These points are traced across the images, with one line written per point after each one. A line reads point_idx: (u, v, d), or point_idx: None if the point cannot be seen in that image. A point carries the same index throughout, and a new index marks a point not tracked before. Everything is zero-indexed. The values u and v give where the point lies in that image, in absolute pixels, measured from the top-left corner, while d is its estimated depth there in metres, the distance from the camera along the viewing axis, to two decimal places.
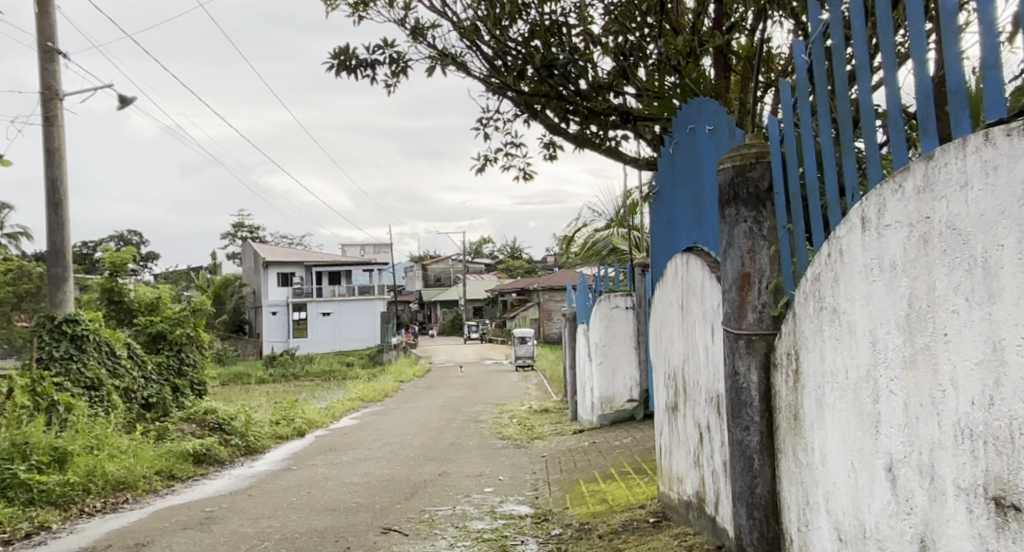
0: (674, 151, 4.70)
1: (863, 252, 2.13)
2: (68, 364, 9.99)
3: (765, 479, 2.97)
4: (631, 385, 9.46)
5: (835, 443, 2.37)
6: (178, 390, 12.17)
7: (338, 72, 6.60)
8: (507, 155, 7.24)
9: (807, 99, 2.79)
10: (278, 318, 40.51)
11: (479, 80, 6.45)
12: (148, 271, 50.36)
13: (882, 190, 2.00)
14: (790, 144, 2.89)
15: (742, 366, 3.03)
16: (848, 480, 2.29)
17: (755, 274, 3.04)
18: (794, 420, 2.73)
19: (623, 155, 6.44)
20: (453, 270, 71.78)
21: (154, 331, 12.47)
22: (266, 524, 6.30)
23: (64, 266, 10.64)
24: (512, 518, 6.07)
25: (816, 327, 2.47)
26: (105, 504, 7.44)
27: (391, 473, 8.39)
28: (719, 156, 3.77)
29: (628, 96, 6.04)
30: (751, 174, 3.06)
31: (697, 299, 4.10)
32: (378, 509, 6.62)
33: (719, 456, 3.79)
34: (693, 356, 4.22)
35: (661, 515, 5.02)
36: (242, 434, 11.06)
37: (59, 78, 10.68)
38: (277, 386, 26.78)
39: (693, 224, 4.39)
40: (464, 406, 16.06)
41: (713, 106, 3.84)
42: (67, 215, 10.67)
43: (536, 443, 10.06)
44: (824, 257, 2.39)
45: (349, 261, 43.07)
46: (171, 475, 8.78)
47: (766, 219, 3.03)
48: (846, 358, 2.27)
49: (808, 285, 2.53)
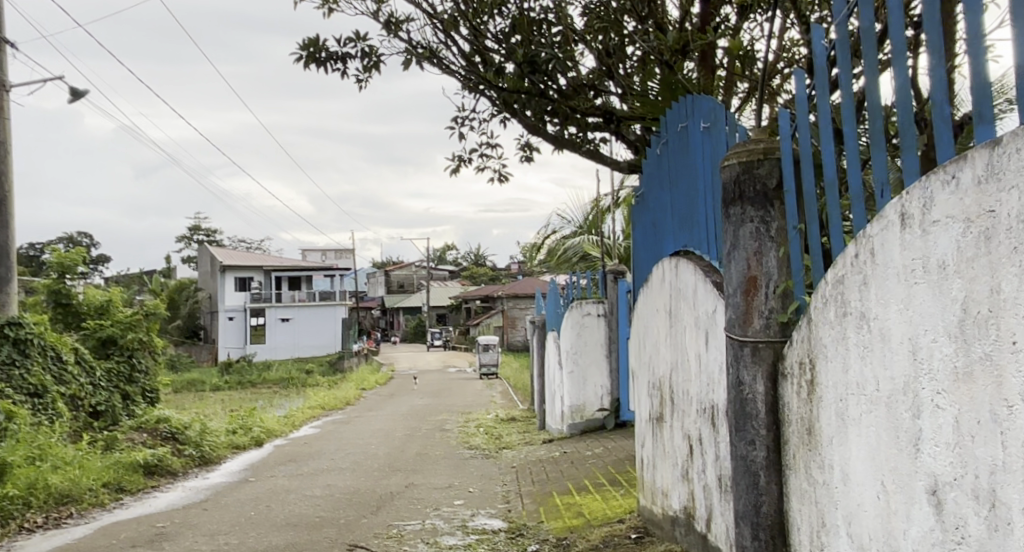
0: (662, 151, 4.52)
1: (902, 252, 1.93)
2: (10, 371, 9.47)
3: (771, 498, 2.77)
4: (602, 394, 9.26)
5: (861, 462, 2.17)
6: (128, 398, 11.65)
7: (307, 64, 6.32)
8: (482, 156, 7.10)
9: (826, 87, 2.58)
10: (235, 324, 39.63)
11: (455, 76, 6.19)
12: (98, 274, 49.08)
13: (930, 182, 1.81)
14: (805, 137, 2.67)
15: (747, 376, 2.83)
16: (877, 503, 2.10)
17: (762, 277, 2.85)
18: (806, 435, 2.53)
19: (604, 158, 6.24)
20: (416, 277, 71.16)
21: (105, 336, 11.93)
22: (222, 541, 5.93)
23: (8, 266, 10.11)
24: (485, 533, 5.79)
25: (838, 335, 2.27)
26: (47, 519, 6.99)
27: (355, 485, 8.07)
28: (716, 154, 3.58)
29: (611, 96, 5.85)
30: (758, 171, 2.87)
31: (688, 304, 3.91)
32: (342, 524, 6.30)
33: (713, 470, 3.59)
34: (683, 364, 4.02)
35: (643, 530, 4.79)
36: (197, 444, 10.61)
37: (6, 70, 10.18)
38: (232, 393, 26.05)
39: (683, 226, 4.21)
40: (429, 415, 15.70)
41: (708, 102, 3.66)
42: (12, 212, 10.14)
43: (505, 453, 9.81)
44: (850, 258, 2.20)
45: (310, 267, 42.37)
46: (120, 488, 8.33)
47: (774, 219, 2.85)
48: (876, 369, 2.07)
49: (828, 289, 2.33)
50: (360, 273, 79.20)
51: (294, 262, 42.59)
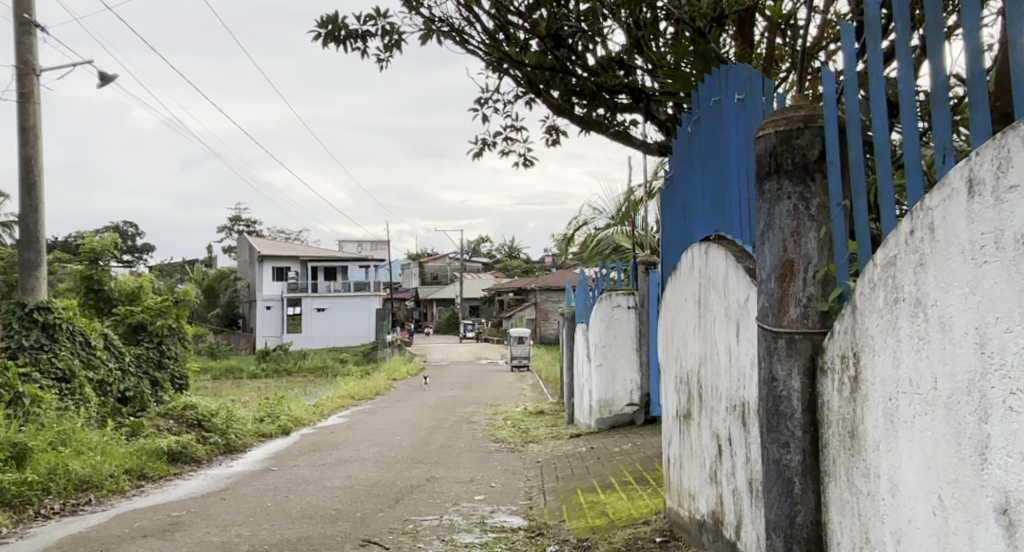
0: (693, 130, 4.22)
1: (969, 226, 1.63)
2: (38, 355, 9.50)
3: (807, 508, 2.48)
4: (631, 389, 8.95)
5: (913, 472, 1.87)
6: (157, 384, 11.63)
7: (326, 42, 6.11)
8: (507, 140, 6.86)
9: (879, 43, 2.23)
10: (272, 313, 40.01)
11: (478, 53, 5.93)
12: (142, 262, 50.18)
13: (1006, 138, 1.51)
14: (852, 104, 2.36)
15: (782, 370, 2.53)
16: (932, 519, 1.80)
17: (800, 260, 2.55)
18: (849, 438, 2.23)
19: (633, 141, 5.93)
20: (450, 268, 71.26)
21: (134, 322, 11.92)
22: (235, 533, 5.77)
23: (38, 250, 10.11)
24: (504, 532, 5.54)
25: (887, 324, 1.97)
26: (65, 505, 6.92)
27: (377, 477, 7.89)
28: (751, 128, 3.26)
29: (641, 73, 5.53)
30: (798, 142, 2.56)
31: (718, 293, 3.62)
32: (358, 518, 6.10)
33: (744, 473, 3.29)
34: (712, 357, 3.72)
35: (669, 534, 4.50)
36: (222, 431, 10.53)
37: (36, 53, 10.20)
38: (267, 381, 26.24)
39: (714, 209, 3.90)
40: (457, 407, 15.51)
41: (745, 71, 3.33)
42: (41, 196, 10.14)
43: (531, 447, 9.54)
44: (904, 235, 1.89)
45: (344, 257, 42.54)
46: (142, 475, 8.27)
47: (815, 195, 2.54)
48: (934, 363, 1.77)
49: (876, 272, 2.03)
50: (395, 264, 79.67)
51: (329, 250, 42.72)
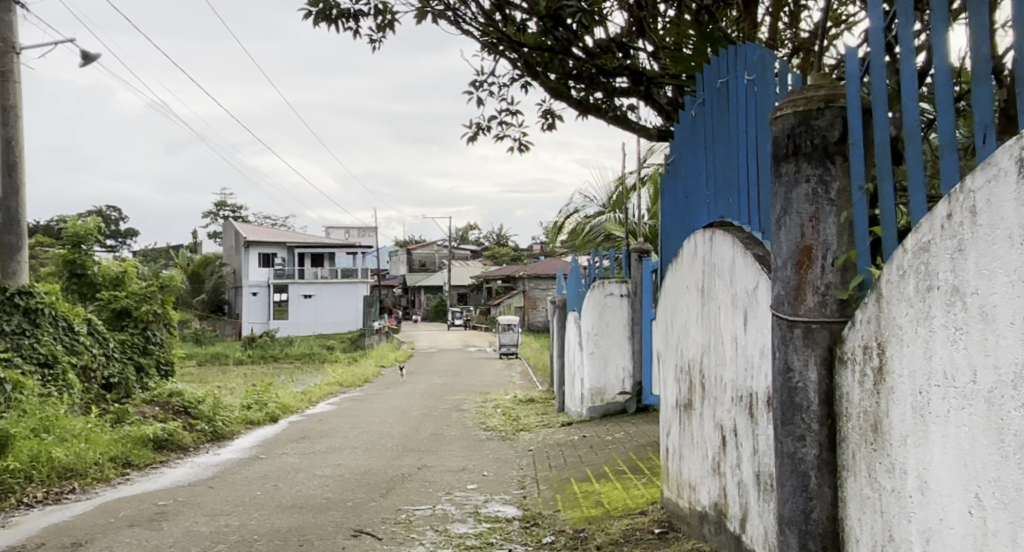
0: (697, 113, 4.11)
1: (1018, 209, 1.54)
2: (20, 340, 9.29)
3: (822, 503, 2.39)
4: (623, 377, 8.86)
5: (945, 468, 1.78)
6: (141, 370, 11.44)
7: (317, 21, 5.95)
8: (502, 124, 6.73)
9: (910, 14, 2.10)
10: (258, 299, 39.69)
11: (474, 33, 5.79)
12: (127, 245, 49.77)
13: None
14: (879, 80, 2.24)
15: (798, 361, 2.44)
16: (967, 519, 1.72)
17: (818, 246, 2.44)
18: (871, 432, 2.14)
19: (631, 125, 5.81)
20: (438, 255, 70.98)
21: (119, 307, 11.71)
22: (223, 523, 5.64)
23: (19, 233, 9.88)
24: (499, 522, 5.45)
25: (918, 314, 1.87)
26: (48, 494, 6.75)
27: (367, 466, 7.78)
28: (761, 111, 3.17)
29: (641, 56, 5.41)
30: (817, 123, 2.45)
31: (723, 280, 3.53)
32: (350, 507, 5.99)
33: (750, 465, 3.21)
34: (716, 345, 3.63)
35: (667, 525, 4.42)
36: (209, 418, 10.38)
37: (15, 31, 9.93)
38: (253, 368, 26.02)
39: (719, 195, 3.81)
40: (447, 394, 15.43)
41: (754, 50, 3.23)
42: (22, 179, 9.94)
43: (523, 436, 9.46)
44: (940, 220, 1.79)
45: (331, 244, 42.25)
46: (127, 462, 8.11)
47: (835, 177, 2.43)
48: (973, 354, 1.68)
49: (905, 259, 1.93)
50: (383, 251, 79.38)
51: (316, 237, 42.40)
